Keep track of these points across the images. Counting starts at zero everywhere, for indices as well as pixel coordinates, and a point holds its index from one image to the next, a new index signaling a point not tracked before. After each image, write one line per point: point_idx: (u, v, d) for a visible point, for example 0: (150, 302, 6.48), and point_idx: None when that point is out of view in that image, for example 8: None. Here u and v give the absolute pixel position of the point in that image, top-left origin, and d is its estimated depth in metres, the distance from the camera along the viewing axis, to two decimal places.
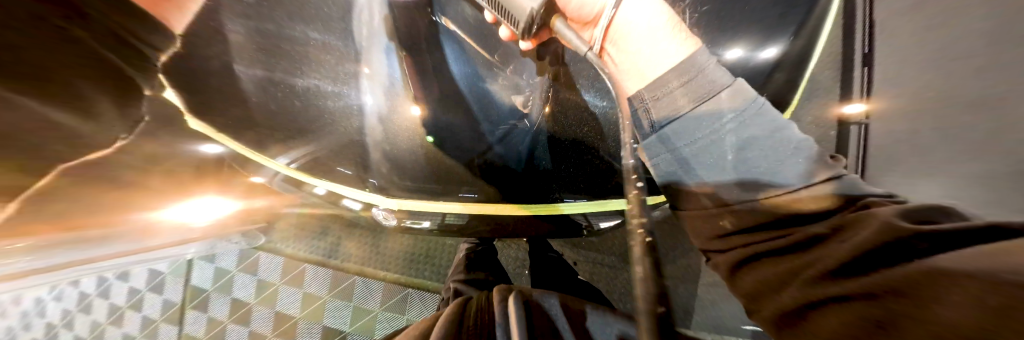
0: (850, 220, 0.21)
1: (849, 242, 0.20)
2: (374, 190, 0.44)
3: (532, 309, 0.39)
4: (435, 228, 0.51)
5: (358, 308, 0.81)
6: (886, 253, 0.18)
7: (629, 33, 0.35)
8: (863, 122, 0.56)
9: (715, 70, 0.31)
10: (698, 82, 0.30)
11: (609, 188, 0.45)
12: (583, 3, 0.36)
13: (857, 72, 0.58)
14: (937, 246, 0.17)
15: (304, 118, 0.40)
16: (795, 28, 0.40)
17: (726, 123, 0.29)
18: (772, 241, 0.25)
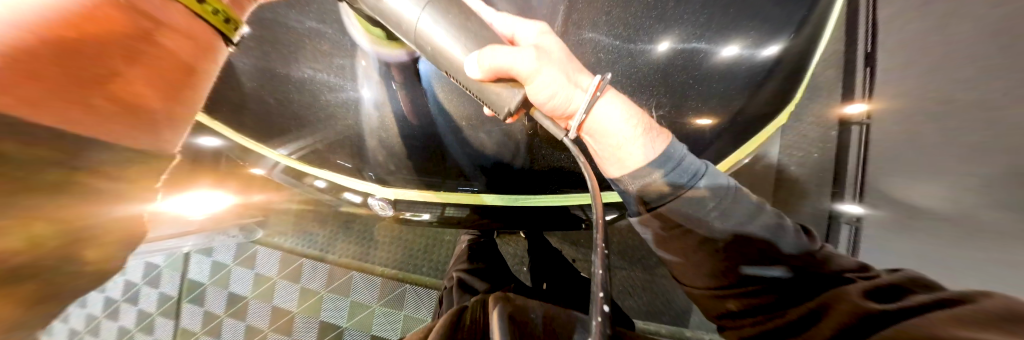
0: (829, 295, 0.28)
1: (832, 318, 0.26)
2: (372, 180, 0.43)
3: (520, 326, 0.37)
4: (435, 220, 0.50)
5: (355, 304, 0.81)
6: (870, 323, 0.24)
7: (607, 127, 0.32)
8: (866, 122, 0.67)
9: (690, 156, 0.34)
10: (677, 173, 0.32)
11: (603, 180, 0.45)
12: (556, 104, 0.29)
13: (858, 73, 0.66)
14: (899, 320, 0.23)
15: (291, 111, 0.38)
16: (800, 22, 0.39)
17: (711, 211, 0.33)
18: (775, 319, 0.30)
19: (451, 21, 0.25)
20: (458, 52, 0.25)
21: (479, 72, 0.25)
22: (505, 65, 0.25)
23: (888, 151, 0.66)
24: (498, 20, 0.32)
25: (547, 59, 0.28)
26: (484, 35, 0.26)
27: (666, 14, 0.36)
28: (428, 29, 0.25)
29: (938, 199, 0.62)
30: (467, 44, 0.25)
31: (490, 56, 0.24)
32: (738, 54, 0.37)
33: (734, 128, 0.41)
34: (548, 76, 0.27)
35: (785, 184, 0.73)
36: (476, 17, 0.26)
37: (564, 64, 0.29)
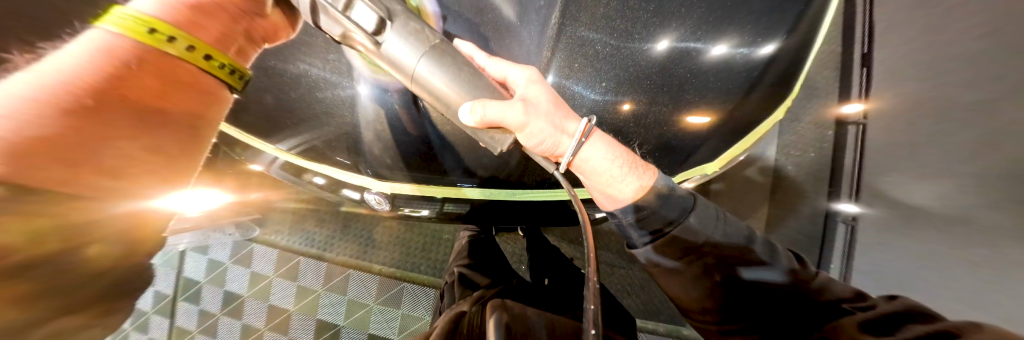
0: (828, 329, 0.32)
1: None
2: (369, 175, 0.42)
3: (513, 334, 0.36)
4: (434, 216, 0.50)
5: (352, 302, 0.80)
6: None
7: (593, 164, 0.36)
8: (862, 122, 0.68)
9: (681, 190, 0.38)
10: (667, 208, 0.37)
11: None
12: (546, 145, 0.34)
13: (855, 72, 0.67)
14: None
15: (281, 107, 0.35)
16: (795, 19, 0.39)
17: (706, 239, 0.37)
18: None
19: (447, 73, 0.26)
20: (455, 99, 0.27)
21: (473, 118, 0.27)
22: (500, 119, 0.28)
23: (882, 151, 0.67)
24: (486, 61, 0.33)
25: (537, 107, 0.31)
26: (481, 86, 0.28)
27: (663, 12, 0.36)
28: (427, 78, 0.26)
29: (931, 198, 0.63)
30: (463, 93, 0.27)
31: (484, 109, 0.27)
32: (736, 52, 0.38)
33: (729, 126, 0.42)
34: (537, 125, 0.31)
35: (781, 183, 0.74)
36: (471, 66, 0.28)
37: (552, 111, 0.32)
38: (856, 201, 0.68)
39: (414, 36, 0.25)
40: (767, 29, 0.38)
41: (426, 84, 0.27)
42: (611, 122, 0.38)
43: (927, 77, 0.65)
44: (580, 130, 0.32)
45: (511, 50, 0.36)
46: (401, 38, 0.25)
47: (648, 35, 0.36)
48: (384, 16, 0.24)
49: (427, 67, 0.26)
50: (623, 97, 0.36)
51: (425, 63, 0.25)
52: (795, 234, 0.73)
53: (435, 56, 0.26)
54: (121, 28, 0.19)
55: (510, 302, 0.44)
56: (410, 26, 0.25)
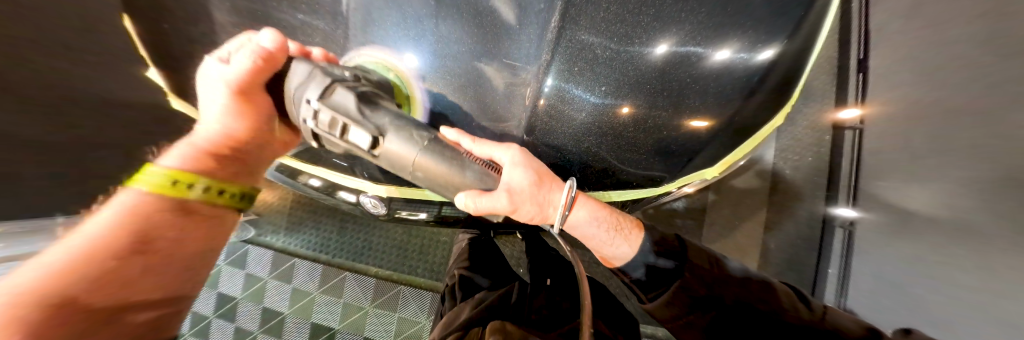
0: None
1: None
2: (364, 178, 0.42)
3: None
4: (431, 219, 0.49)
5: (348, 305, 0.78)
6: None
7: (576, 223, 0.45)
8: (859, 127, 0.69)
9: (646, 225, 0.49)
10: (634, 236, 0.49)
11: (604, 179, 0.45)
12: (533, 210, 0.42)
13: (852, 76, 0.69)
14: None
15: None
16: (798, 23, 0.39)
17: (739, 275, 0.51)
18: None
19: (442, 167, 0.33)
20: (453, 188, 0.34)
21: (468, 207, 0.36)
22: (495, 207, 0.36)
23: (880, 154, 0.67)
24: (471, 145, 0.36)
25: (522, 190, 0.37)
26: (468, 182, 0.34)
27: (663, 16, 0.36)
28: (427, 175, 0.33)
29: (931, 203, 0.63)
30: (458, 185, 0.34)
31: (472, 203, 0.35)
32: (737, 56, 0.38)
33: (730, 131, 0.42)
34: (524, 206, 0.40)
35: (781, 187, 0.74)
36: (459, 161, 0.33)
37: (535, 189, 0.39)
38: (855, 205, 0.68)
39: (409, 143, 0.31)
40: (769, 33, 0.38)
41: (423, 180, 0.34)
42: (611, 126, 0.37)
43: (924, 82, 0.66)
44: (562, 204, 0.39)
45: (498, 51, 0.39)
46: (397, 148, 0.31)
47: (650, 39, 0.35)
48: (377, 132, 0.30)
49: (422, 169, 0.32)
50: (623, 100, 0.36)
51: (415, 159, 0.32)
52: (794, 237, 0.73)
53: (427, 156, 0.32)
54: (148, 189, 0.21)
55: (507, 324, 0.43)
56: (403, 134, 0.31)
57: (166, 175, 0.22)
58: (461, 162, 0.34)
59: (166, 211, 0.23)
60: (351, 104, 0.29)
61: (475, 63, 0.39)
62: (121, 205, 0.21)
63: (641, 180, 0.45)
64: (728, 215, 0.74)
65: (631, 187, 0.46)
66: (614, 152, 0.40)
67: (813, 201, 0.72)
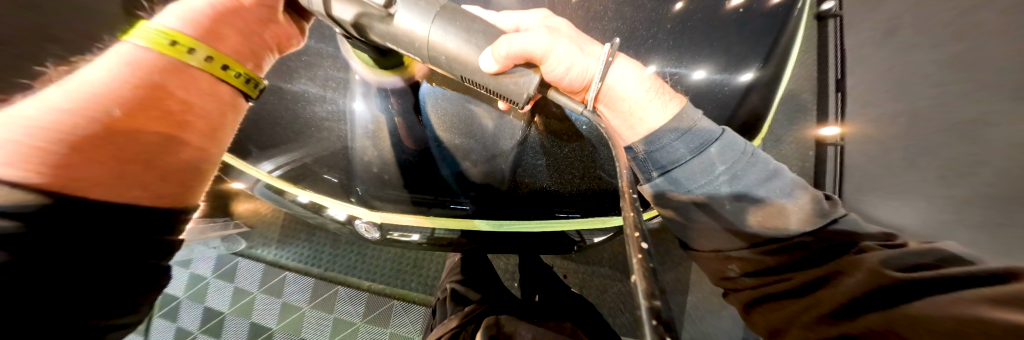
0: (841, 265, 0.28)
1: (841, 287, 0.26)
2: (357, 203, 0.41)
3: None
4: (424, 241, 0.48)
5: (338, 320, 0.78)
6: (878, 298, 0.24)
7: (620, 91, 0.36)
8: (839, 143, 0.70)
9: (705, 121, 0.34)
10: (691, 134, 0.33)
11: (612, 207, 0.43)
12: (572, 78, 0.35)
13: (831, 96, 0.72)
14: (922, 291, 0.23)
15: (290, 126, 0.37)
16: (768, 46, 0.41)
17: (720, 176, 0.33)
18: (778, 283, 0.30)
19: (457, 28, 0.28)
20: (465, 53, 0.28)
21: (494, 62, 0.28)
22: (524, 52, 0.30)
23: (862, 171, 0.69)
24: (499, 19, 0.37)
25: (555, 36, 0.33)
26: (492, 31, 0.29)
27: (648, 45, 0.39)
28: (438, 38, 0.27)
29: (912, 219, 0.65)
30: (475, 46, 0.28)
31: (503, 46, 0.28)
32: (716, 77, 0.39)
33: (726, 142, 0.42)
34: (558, 51, 0.32)
35: None
36: (479, 21, 0.29)
37: (574, 38, 0.34)
38: None
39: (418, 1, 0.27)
40: (744, 55, 0.40)
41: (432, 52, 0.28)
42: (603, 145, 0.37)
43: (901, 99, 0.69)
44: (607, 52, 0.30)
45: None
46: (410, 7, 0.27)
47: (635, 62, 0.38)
48: None
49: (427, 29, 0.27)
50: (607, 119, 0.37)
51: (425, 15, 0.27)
52: None
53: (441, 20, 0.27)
54: (146, 44, 0.21)
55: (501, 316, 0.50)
56: None
57: (162, 34, 0.22)
58: (484, 21, 0.29)
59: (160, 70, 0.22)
60: None
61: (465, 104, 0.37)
62: (131, 57, 0.22)
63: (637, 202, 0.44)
64: None
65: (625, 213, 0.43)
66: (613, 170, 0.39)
67: None
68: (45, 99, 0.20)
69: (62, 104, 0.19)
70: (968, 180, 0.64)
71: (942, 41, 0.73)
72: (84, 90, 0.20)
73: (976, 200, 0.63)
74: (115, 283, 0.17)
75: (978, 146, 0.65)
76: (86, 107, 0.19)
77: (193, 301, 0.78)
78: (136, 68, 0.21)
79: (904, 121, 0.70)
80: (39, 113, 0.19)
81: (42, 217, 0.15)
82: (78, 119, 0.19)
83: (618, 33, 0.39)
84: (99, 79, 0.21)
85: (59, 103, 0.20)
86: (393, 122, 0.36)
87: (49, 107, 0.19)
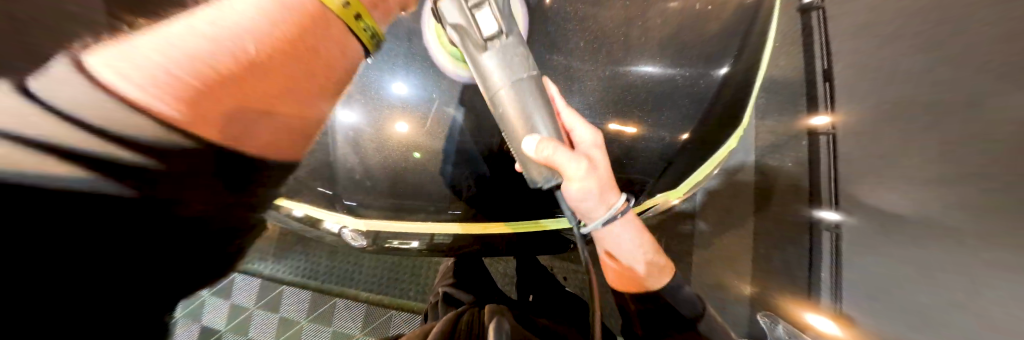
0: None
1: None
2: (341, 210, 0.36)
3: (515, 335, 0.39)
4: (423, 248, 0.44)
5: (336, 333, 0.76)
6: None
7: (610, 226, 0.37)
8: (831, 132, 0.72)
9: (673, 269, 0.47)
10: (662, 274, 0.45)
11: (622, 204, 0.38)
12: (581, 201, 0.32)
13: (820, 86, 0.75)
14: None
15: None
16: (751, 33, 0.40)
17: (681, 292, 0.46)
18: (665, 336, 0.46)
19: (522, 108, 0.27)
20: (521, 127, 0.28)
21: (535, 152, 0.27)
22: (560, 164, 0.28)
23: (852, 158, 0.71)
24: (564, 111, 0.31)
25: (595, 173, 0.30)
26: (556, 128, 0.28)
27: (626, 42, 0.35)
28: (504, 101, 0.27)
29: (895, 202, 0.69)
30: (528, 129, 0.28)
31: (551, 152, 0.27)
32: (666, 71, 0.36)
33: (709, 134, 0.40)
34: (587, 182, 0.29)
35: (771, 190, 0.75)
36: (547, 111, 0.28)
37: (609, 177, 0.32)
38: (837, 208, 0.71)
39: (515, 57, 0.27)
40: (718, 48, 0.38)
41: (501, 114, 0.28)
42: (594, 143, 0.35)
43: (872, 88, 0.73)
44: (619, 205, 0.33)
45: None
46: (499, 60, 0.27)
47: (623, 57, 0.34)
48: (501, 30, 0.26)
49: (510, 95, 0.27)
50: (608, 117, 0.34)
51: (515, 89, 0.27)
52: (785, 248, 0.73)
53: (517, 92, 0.27)
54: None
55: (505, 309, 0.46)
56: (512, 56, 0.27)
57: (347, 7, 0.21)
58: (547, 107, 0.28)
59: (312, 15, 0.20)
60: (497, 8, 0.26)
61: (445, 109, 0.34)
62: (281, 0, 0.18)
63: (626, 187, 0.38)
64: (714, 221, 0.75)
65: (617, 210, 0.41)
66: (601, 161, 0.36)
67: (797, 204, 0.73)
68: (189, 28, 0.16)
69: (185, 40, 0.15)
70: (956, 163, 0.66)
71: (934, 23, 0.72)
72: (230, 17, 0.17)
73: (957, 182, 0.66)
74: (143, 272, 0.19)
75: (967, 126, 0.66)
76: (220, 44, 0.16)
77: (191, 318, 0.77)
78: (286, 8, 0.19)
79: (888, 108, 0.72)
80: (157, 48, 0.15)
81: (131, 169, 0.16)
82: (225, 61, 0.16)
83: (591, 32, 0.35)
84: (241, 9, 0.17)
85: (201, 29, 0.16)
86: (386, 126, 0.32)
87: (150, 49, 0.15)
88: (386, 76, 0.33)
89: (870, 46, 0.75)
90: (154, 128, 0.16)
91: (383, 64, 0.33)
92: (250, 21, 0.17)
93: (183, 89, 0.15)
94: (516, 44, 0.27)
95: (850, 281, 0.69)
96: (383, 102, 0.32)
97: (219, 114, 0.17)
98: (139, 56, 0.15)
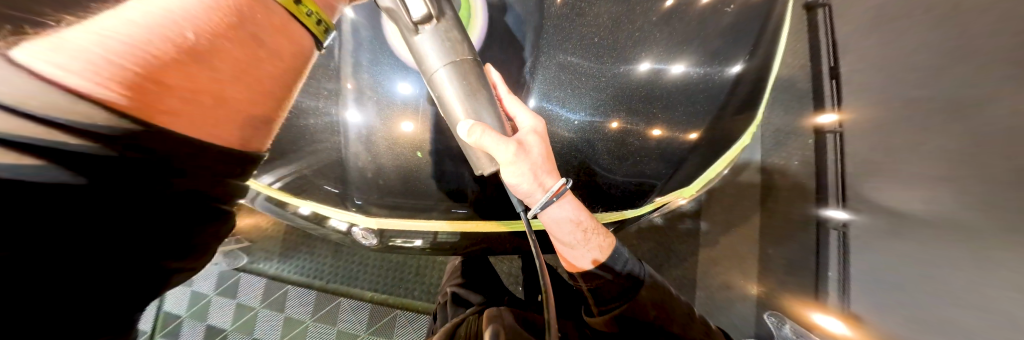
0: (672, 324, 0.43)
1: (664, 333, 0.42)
2: (350, 208, 0.36)
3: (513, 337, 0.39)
4: (427, 246, 0.44)
5: (342, 333, 0.76)
6: None
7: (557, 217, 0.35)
8: (837, 131, 0.72)
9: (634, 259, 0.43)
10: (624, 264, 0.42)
11: (626, 201, 0.38)
12: (522, 186, 0.31)
13: (827, 83, 0.74)
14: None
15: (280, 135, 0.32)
16: (764, 29, 0.40)
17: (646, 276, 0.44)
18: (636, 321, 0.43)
19: (461, 88, 0.26)
20: (458, 111, 0.27)
21: (468, 136, 0.26)
22: (485, 146, 0.26)
23: (860, 157, 0.71)
24: (506, 97, 0.30)
25: (527, 156, 0.28)
26: (488, 110, 0.27)
27: (634, 39, 0.35)
28: (442, 82, 0.26)
29: (904, 200, 0.68)
30: (467, 111, 0.26)
31: (479, 133, 0.25)
32: (695, 70, 0.36)
33: (720, 133, 0.40)
34: (519, 166, 0.28)
35: (779, 188, 0.74)
36: (481, 94, 0.27)
37: (545, 162, 0.31)
38: (844, 207, 0.70)
39: (447, 42, 0.26)
40: (730, 46, 0.38)
41: (443, 97, 0.27)
42: (599, 143, 0.34)
43: (878, 86, 0.73)
44: (556, 188, 0.31)
45: (497, 54, 0.33)
46: (434, 43, 0.26)
47: (639, 56, 0.34)
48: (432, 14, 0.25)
49: (447, 76, 0.26)
50: (610, 115, 0.34)
51: (449, 71, 0.26)
52: (793, 248, 0.72)
53: (455, 73, 0.26)
54: None
55: (506, 314, 0.46)
56: (446, 37, 0.26)
57: None
58: (488, 88, 0.27)
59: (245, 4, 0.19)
60: None
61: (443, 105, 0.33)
62: None
63: (635, 189, 0.38)
64: (721, 222, 0.74)
65: (633, 206, 0.39)
66: (610, 165, 0.35)
67: (805, 203, 0.72)
68: (116, 17, 0.16)
69: (121, 31, 0.15)
70: (967, 161, 0.66)
71: (941, 21, 0.72)
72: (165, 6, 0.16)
73: (968, 181, 0.65)
74: (114, 292, 0.16)
75: (976, 124, 0.66)
76: (156, 31, 0.15)
77: (198, 318, 0.78)
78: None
79: (897, 105, 0.72)
80: (93, 41, 0.14)
81: (100, 167, 0.14)
82: (164, 47, 0.15)
83: (600, 29, 0.35)
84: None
85: (136, 19, 0.15)
86: (393, 126, 0.32)
87: (91, 43, 0.14)
88: (392, 75, 0.32)
89: (873, 44, 0.75)
90: (110, 119, 0.14)
91: (388, 62, 0.33)
92: (194, 11, 0.17)
93: (121, 73, 0.14)
94: (449, 22, 0.26)
95: (860, 281, 0.68)
96: (390, 102, 0.32)
97: (179, 112, 0.16)
98: (74, 50, 0.14)
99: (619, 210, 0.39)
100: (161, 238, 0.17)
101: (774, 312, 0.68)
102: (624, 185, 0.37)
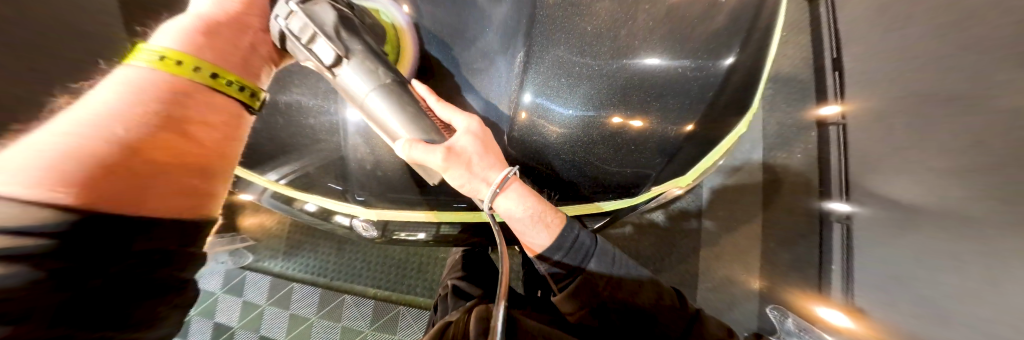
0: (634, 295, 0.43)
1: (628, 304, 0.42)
2: (351, 201, 0.36)
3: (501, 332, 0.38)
4: (431, 240, 0.43)
5: (347, 329, 0.77)
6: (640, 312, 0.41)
7: (515, 214, 0.34)
8: (840, 122, 0.71)
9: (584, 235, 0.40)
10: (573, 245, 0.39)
11: (623, 190, 0.38)
12: (471, 188, 0.31)
13: (829, 75, 0.74)
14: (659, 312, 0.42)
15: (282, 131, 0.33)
16: (759, 19, 0.40)
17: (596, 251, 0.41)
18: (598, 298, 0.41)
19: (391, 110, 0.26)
20: (397, 131, 0.27)
21: (404, 154, 0.26)
22: (421, 162, 0.26)
23: (862, 149, 0.71)
24: (435, 106, 0.30)
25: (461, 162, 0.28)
26: (416, 125, 0.27)
27: (628, 29, 0.35)
28: (374, 109, 0.26)
29: (907, 193, 0.68)
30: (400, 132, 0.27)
31: (410, 151, 0.26)
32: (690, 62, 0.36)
33: (716, 124, 0.40)
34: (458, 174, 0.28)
35: (781, 182, 0.74)
36: (409, 110, 0.27)
37: (482, 162, 0.30)
38: (848, 200, 0.70)
39: (366, 73, 0.26)
40: (725, 37, 0.38)
41: (378, 120, 0.27)
42: (595, 138, 0.34)
43: (880, 77, 0.72)
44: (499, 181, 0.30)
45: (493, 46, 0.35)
46: (356, 73, 0.26)
47: (636, 48, 0.34)
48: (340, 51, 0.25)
49: (376, 103, 0.26)
50: (606, 111, 0.33)
51: (378, 97, 0.26)
52: (795, 241, 0.72)
53: (382, 96, 0.26)
54: (153, 63, 0.23)
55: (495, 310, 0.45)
56: (363, 65, 0.26)
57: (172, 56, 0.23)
58: (414, 103, 0.27)
59: (164, 91, 0.23)
60: (330, 18, 0.25)
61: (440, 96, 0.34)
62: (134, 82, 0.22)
63: (630, 179, 0.37)
64: (723, 217, 0.74)
65: (629, 196, 0.39)
66: (607, 158, 0.35)
67: (807, 196, 0.72)
68: (60, 125, 0.21)
69: (59, 139, 0.20)
70: (972, 152, 0.65)
71: (943, 11, 0.71)
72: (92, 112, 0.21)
73: (975, 173, 0.64)
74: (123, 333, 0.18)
75: (981, 116, 0.65)
76: (90, 133, 0.20)
77: (206, 316, 0.79)
78: (139, 89, 0.23)
79: (902, 97, 0.71)
80: (36, 151, 0.20)
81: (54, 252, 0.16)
82: (98, 145, 0.20)
83: (595, 19, 0.35)
84: (102, 104, 0.22)
85: (72, 128, 0.21)
86: None
87: (35, 152, 0.20)
88: None
89: (876, 35, 0.74)
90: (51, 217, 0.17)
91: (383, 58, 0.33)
92: (119, 109, 0.22)
93: (68, 174, 0.19)
94: (354, 48, 0.25)
95: (863, 274, 0.68)
96: None
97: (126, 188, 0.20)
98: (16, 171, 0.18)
99: (615, 200, 0.39)
100: (131, 275, 0.19)
101: (776, 306, 0.69)
102: (621, 176, 0.37)
